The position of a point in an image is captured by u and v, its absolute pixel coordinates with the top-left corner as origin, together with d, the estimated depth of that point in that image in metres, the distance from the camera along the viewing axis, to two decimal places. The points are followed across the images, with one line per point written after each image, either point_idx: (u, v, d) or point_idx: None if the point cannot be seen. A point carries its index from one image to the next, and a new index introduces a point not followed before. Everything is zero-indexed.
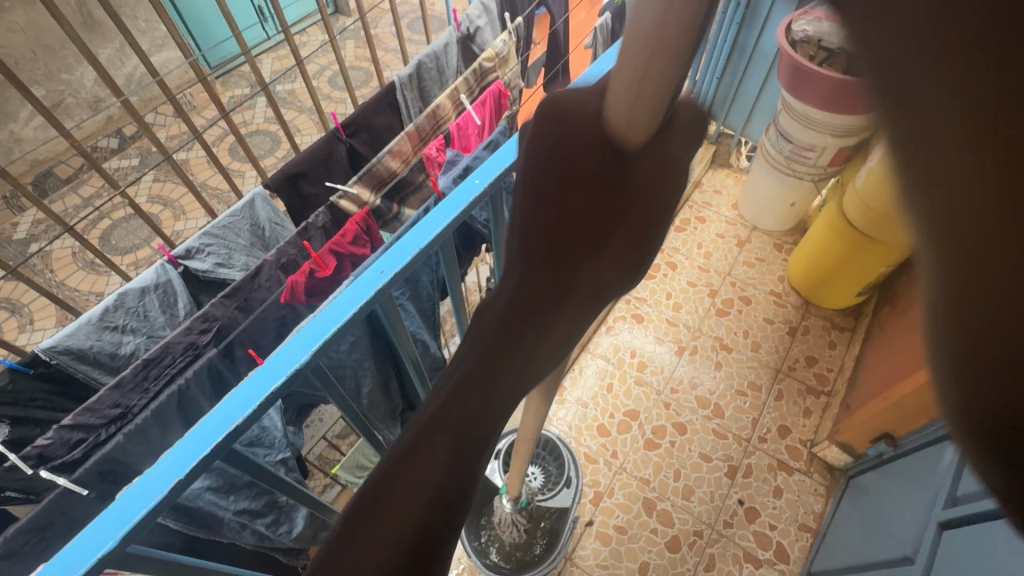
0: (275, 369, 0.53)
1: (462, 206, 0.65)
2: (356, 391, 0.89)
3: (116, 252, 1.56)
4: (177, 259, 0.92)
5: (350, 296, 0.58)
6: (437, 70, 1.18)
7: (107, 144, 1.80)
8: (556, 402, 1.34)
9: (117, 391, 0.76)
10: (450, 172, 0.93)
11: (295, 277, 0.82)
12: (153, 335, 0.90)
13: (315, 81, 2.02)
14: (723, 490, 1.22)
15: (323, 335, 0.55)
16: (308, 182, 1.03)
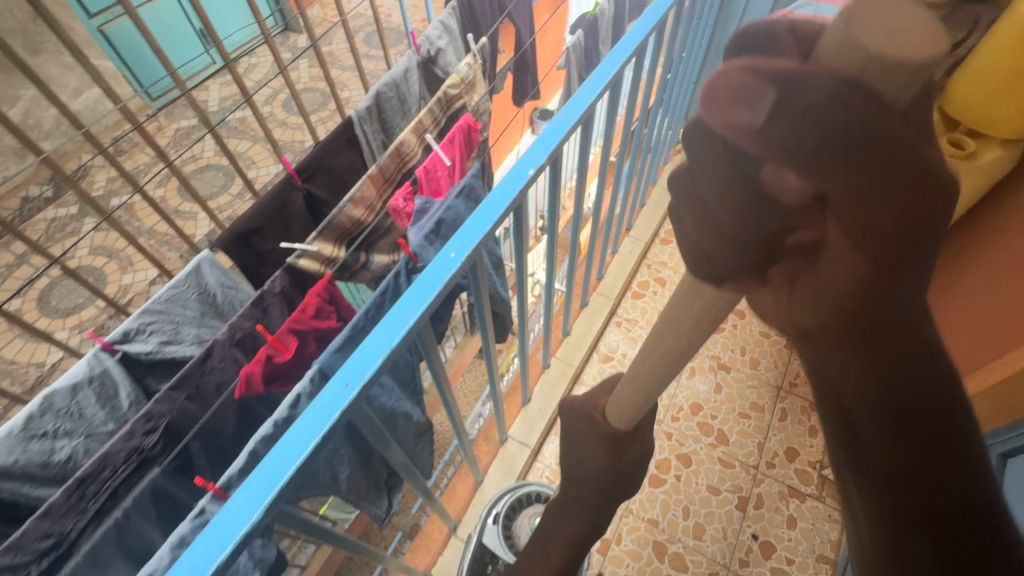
0: (224, 529, 0.46)
1: (438, 288, 0.56)
2: (333, 480, 0.79)
3: (56, 316, 1.41)
4: (113, 344, 0.81)
5: (308, 424, 0.50)
6: (399, 100, 1.08)
7: (38, 192, 1.63)
8: (551, 441, 1.27)
9: (47, 519, 0.65)
10: (421, 222, 0.83)
11: (249, 367, 0.68)
12: (92, 434, 0.80)
13: (267, 107, 1.88)
14: (735, 526, 1.16)
15: (279, 482, 0.47)
16: (262, 238, 0.92)
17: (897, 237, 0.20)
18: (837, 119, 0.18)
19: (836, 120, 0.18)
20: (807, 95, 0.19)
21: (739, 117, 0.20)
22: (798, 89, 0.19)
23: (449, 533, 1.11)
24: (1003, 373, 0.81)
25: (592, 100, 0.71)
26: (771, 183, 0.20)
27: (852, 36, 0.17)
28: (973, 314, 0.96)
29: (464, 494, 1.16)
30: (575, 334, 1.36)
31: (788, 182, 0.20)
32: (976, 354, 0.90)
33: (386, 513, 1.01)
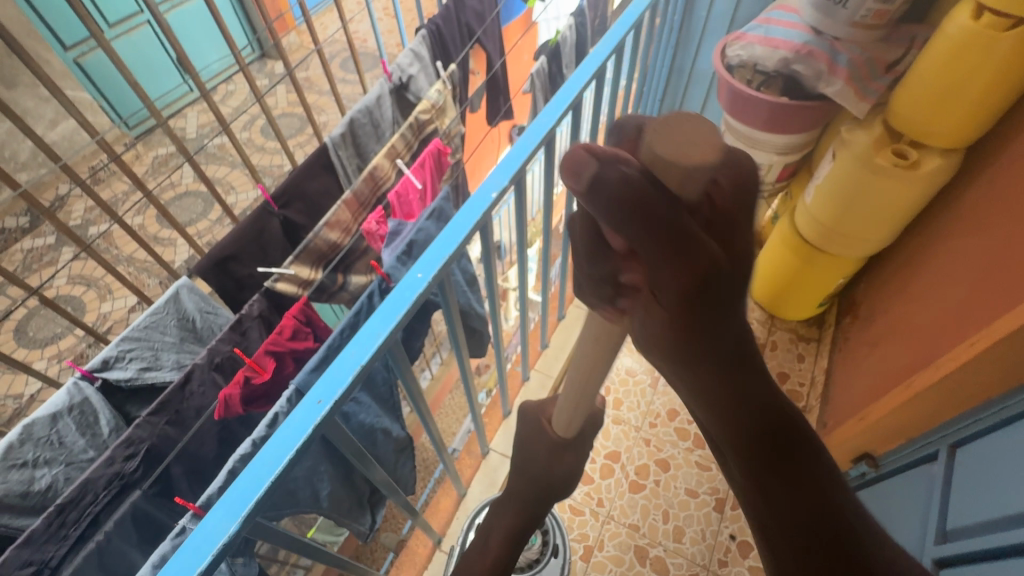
0: (203, 543, 0.48)
1: (405, 308, 0.59)
2: (314, 498, 0.80)
3: (33, 346, 1.41)
4: (93, 372, 0.82)
5: (281, 441, 0.53)
6: (372, 126, 1.12)
7: (14, 224, 1.63)
8: None
9: (28, 546, 0.67)
10: (394, 243, 0.86)
11: (227, 390, 0.70)
12: (72, 462, 0.81)
13: (245, 133, 1.91)
14: (714, 527, 1.19)
15: (253, 497, 0.50)
16: (240, 263, 0.94)
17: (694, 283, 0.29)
18: (632, 198, 0.27)
19: (632, 198, 0.27)
20: (604, 194, 0.28)
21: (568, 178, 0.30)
22: (600, 181, 0.28)
23: (433, 547, 1.12)
24: (947, 368, 0.85)
25: (550, 126, 0.75)
26: (605, 234, 0.31)
27: (651, 152, 0.28)
28: (921, 314, 1.01)
29: (447, 508, 1.17)
30: (553, 346, 1.39)
31: (615, 237, 0.30)
32: (924, 352, 0.94)
33: (369, 530, 1.02)
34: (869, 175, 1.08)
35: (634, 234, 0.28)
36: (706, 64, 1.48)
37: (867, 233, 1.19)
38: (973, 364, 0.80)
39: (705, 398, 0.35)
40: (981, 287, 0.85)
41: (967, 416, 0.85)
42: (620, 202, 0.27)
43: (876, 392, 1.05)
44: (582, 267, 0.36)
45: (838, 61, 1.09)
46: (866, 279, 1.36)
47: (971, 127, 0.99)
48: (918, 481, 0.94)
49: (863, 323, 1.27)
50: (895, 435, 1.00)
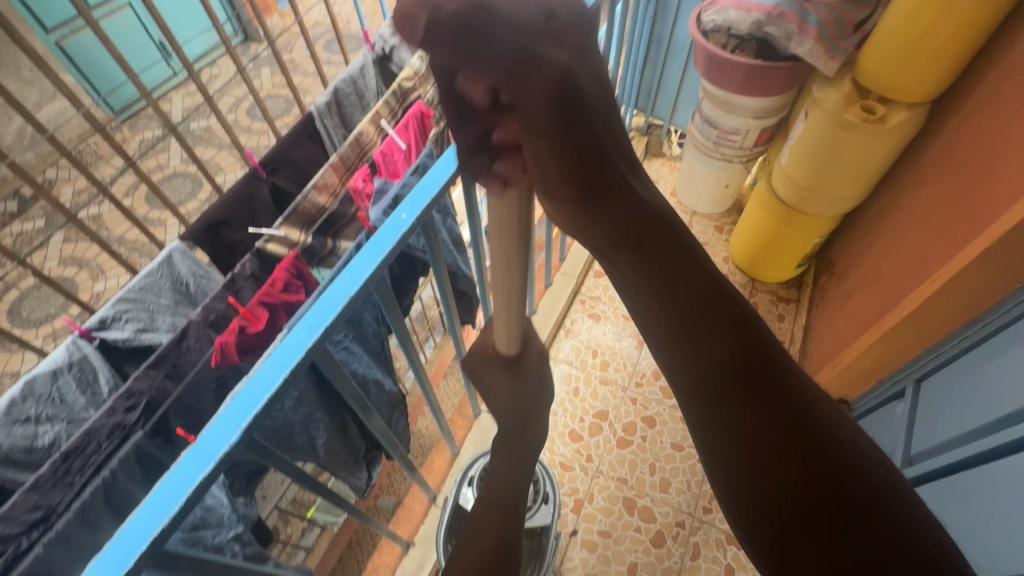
0: (202, 455, 0.51)
1: (391, 244, 0.62)
2: (311, 446, 0.83)
3: (28, 326, 1.43)
4: (91, 332, 0.85)
5: (276, 363, 0.55)
6: (357, 95, 1.14)
7: (3, 208, 1.63)
8: None
9: (35, 491, 0.70)
10: (380, 201, 0.89)
11: (223, 337, 0.73)
12: (74, 419, 0.83)
13: (232, 115, 1.92)
14: (699, 477, 1.24)
15: (250, 412, 0.52)
16: (231, 227, 0.97)
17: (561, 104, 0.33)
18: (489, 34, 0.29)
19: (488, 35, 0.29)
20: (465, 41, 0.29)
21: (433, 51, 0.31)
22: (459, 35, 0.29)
23: (429, 503, 1.16)
24: (913, 304, 0.89)
25: None
26: (463, 89, 0.32)
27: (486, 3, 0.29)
28: (891, 261, 1.05)
29: (441, 466, 1.22)
30: (542, 312, 1.42)
31: (474, 86, 0.32)
32: (893, 293, 0.98)
33: (366, 485, 1.06)
34: (839, 131, 1.12)
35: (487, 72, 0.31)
36: (684, 33, 1.51)
37: (840, 190, 1.23)
38: (937, 298, 0.84)
39: (649, 285, 0.41)
40: (947, 224, 0.89)
41: (932, 349, 0.89)
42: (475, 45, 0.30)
43: (851, 336, 1.09)
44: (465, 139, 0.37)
45: (808, 22, 1.12)
46: (841, 239, 1.40)
47: (935, 79, 1.03)
48: (890, 417, 0.99)
49: (838, 279, 1.31)
50: (868, 375, 1.04)
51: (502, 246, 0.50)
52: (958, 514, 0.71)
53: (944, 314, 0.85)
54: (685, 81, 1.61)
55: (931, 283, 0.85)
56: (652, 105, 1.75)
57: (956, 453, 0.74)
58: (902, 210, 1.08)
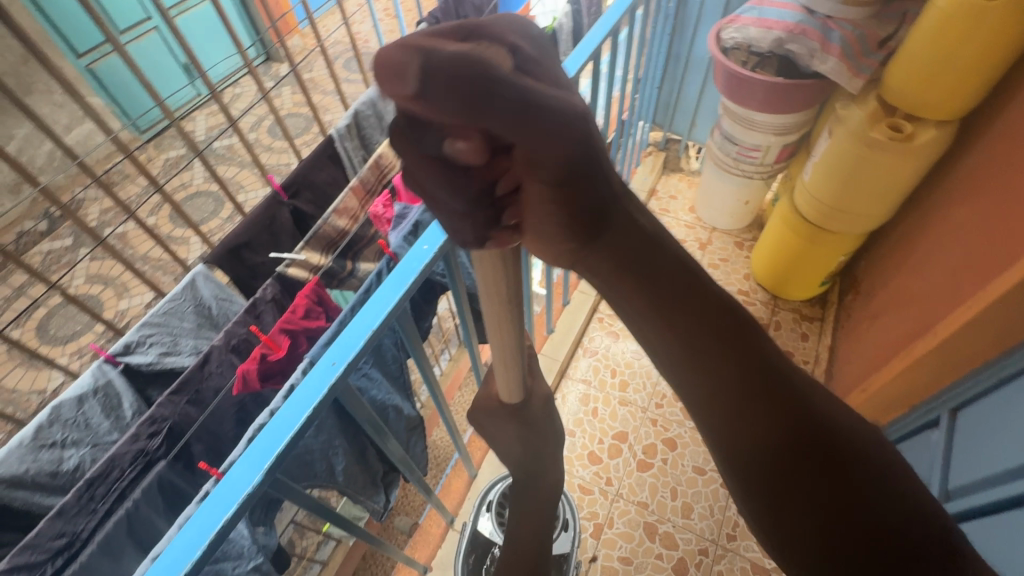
0: (225, 496, 0.51)
1: (413, 276, 0.62)
2: (330, 472, 0.83)
3: (55, 343, 1.46)
4: (115, 357, 0.86)
5: (300, 399, 0.56)
6: (377, 117, 1.14)
7: (33, 227, 1.67)
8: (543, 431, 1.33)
9: (60, 518, 0.70)
10: (400, 226, 0.89)
11: (245, 365, 0.73)
12: (98, 443, 0.84)
13: (253, 134, 1.96)
14: (721, 503, 1.21)
15: (274, 451, 0.52)
16: (253, 251, 0.98)
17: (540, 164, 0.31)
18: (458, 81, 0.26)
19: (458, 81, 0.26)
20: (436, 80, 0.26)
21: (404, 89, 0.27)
22: (429, 71, 0.26)
23: (446, 526, 1.15)
24: (946, 332, 0.86)
25: None
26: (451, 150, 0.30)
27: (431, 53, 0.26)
28: (921, 284, 1.02)
29: (458, 488, 1.20)
30: (559, 330, 1.41)
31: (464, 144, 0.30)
32: (923, 318, 0.95)
33: (383, 509, 1.05)
34: (865, 149, 1.10)
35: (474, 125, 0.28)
36: (703, 49, 1.50)
37: (866, 209, 1.20)
38: (971, 326, 0.82)
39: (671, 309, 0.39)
40: (980, 249, 0.86)
41: (966, 379, 0.86)
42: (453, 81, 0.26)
43: (880, 359, 1.06)
44: (445, 210, 0.34)
45: (831, 39, 1.10)
46: (867, 256, 1.37)
47: (965, 97, 1.00)
48: (923, 446, 0.95)
49: (864, 299, 1.28)
50: (899, 401, 1.00)
51: (493, 309, 0.51)
52: (1000, 555, 0.68)
53: (984, 342, 0.81)
54: (704, 96, 1.60)
55: (965, 310, 0.82)
56: (670, 121, 1.73)
57: (1000, 490, 0.70)
58: (932, 230, 1.05)
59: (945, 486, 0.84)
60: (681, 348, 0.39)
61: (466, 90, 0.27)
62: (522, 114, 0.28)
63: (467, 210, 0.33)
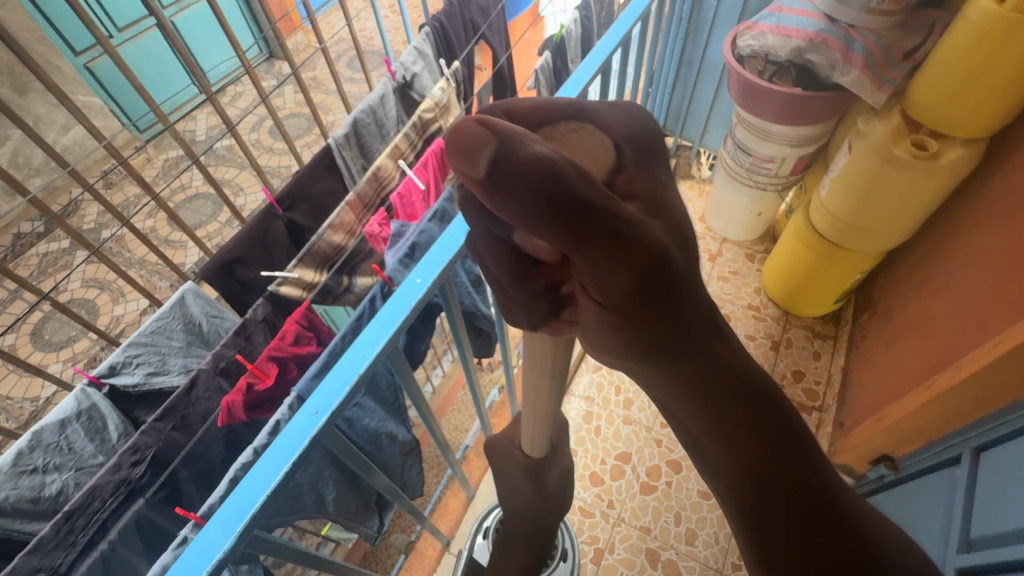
0: (196, 559, 0.48)
1: (404, 313, 0.58)
2: (319, 503, 0.80)
3: (49, 349, 1.44)
4: (101, 379, 0.83)
5: (280, 450, 0.52)
6: (376, 125, 1.10)
7: (30, 228, 1.65)
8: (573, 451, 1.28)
9: (37, 553, 0.67)
10: (397, 245, 0.85)
11: (230, 397, 0.69)
12: (82, 467, 0.81)
13: (254, 134, 1.92)
14: (727, 530, 1.17)
15: (249, 510, 0.49)
16: (245, 266, 0.95)
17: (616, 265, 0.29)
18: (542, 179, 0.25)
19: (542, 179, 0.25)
20: (511, 175, 0.26)
21: (462, 166, 0.26)
22: (505, 160, 0.25)
23: (442, 549, 1.12)
24: (969, 370, 0.81)
25: None
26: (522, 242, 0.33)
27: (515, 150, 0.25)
28: (943, 311, 0.97)
29: (456, 509, 1.17)
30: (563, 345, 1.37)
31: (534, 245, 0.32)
32: (945, 351, 0.91)
33: (377, 533, 1.02)
34: (887, 168, 1.04)
35: (543, 225, 0.27)
36: (717, 54, 1.44)
37: (886, 229, 1.15)
38: (999, 364, 0.77)
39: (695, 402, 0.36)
40: (1010, 281, 0.80)
41: (990, 420, 0.81)
42: (526, 183, 0.26)
43: (898, 389, 1.01)
44: (508, 294, 0.38)
45: (853, 50, 1.05)
46: (884, 274, 1.32)
47: (996, 115, 0.94)
48: (941, 485, 0.90)
49: (882, 320, 1.23)
50: (917, 435, 0.96)
51: None
52: None
53: (1013, 383, 0.76)
54: (717, 102, 1.54)
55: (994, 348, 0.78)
56: (681, 127, 1.68)
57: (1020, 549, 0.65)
58: (956, 254, 1.00)
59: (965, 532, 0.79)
60: (695, 421, 0.37)
61: (537, 197, 0.26)
62: (591, 226, 0.27)
63: (529, 298, 0.36)
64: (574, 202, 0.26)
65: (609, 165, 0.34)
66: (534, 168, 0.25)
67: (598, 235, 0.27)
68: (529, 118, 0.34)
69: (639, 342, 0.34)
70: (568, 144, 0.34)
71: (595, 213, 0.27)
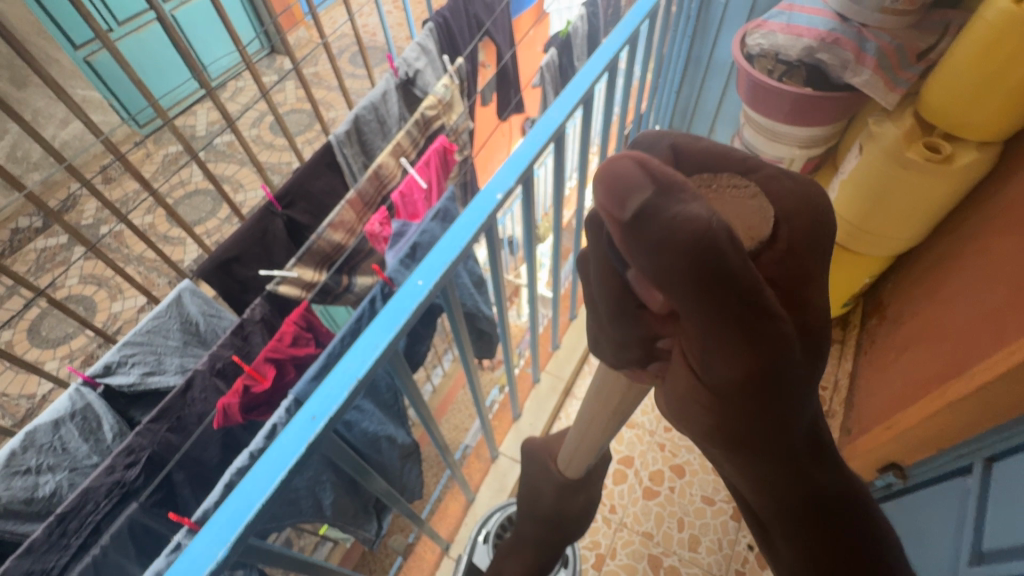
0: (187, 569, 0.46)
1: (405, 317, 0.56)
2: (317, 507, 0.78)
3: (46, 346, 1.42)
4: (95, 378, 0.81)
5: (275, 458, 0.51)
6: (378, 122, 1.08)
7: (28, 223, 1.64)
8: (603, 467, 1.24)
9: (29, 557, 0.65)
10: (398, 245, 0.84)
11: (226, 399, 0.68)
12: (76, 468, 0.80)
13: (255, 130, 1.91)
14: (731, 536, 1.15)
15: (243, 519, 0.48)
16: (243, 265, 0.93)
17: (735, 354, 0.28)
18: (690, 247, 0.24)
19: (690, 248, 0.24)
20: (660, 230, 0.24)
21: (608, 199, 0.25)
22: (655, 215, 0.24)
23: (441, 553, 1.10)
24: (983, 378, 0.79)
25: (560, 122, 0.71)
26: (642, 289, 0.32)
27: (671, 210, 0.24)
28: (955, 318, 0.95)
29: (456, 512, 1.16)
30: (565, 347, 1.35)
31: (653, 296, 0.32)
32: (957, 358, 0.89)
33: (375, 537, 1.00)
34: (899, 170, 1.02)
35: (674, 288, 0.26)
36: (725, 53, 1.42)
37: (897, 233, 1.13)
38: (1011, 374, 0.75)
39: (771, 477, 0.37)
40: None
41: (1001, 429, 0.79)
42: (668, 244, 0.24)
43: (908, 397, 0.99)
44: (608, 328, 0.38)
45: (866, 50, 1.03)
46: (893, 278, 1.30)
47: (1011, 118, 0.93)
48: (951, 494, 0.89)
49: (891, 325, 1.21)
50: (926, 444, 0.94)
51: None
52: None
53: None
54: (724, 102, 1.52)
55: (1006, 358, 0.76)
56: (687, 125, 1.65)
57: None
58: (969, 259, 0.98)
59: (977, 545, 0.77)
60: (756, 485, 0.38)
61: (681, 262, 0.25)
62: (725, 302, 0.25)
63: (623, 335, 0.37)
64: (720, 280, 0.25)
65: (765, 237, 0.30)
66: (688, 233, 0.24)
67: (730, 310, 0.26)
68: (698, 162, 0.34)
69: (728, 429, 0.33)
70: (727, 202, 0.31)
71: (740, 294, 0.25)
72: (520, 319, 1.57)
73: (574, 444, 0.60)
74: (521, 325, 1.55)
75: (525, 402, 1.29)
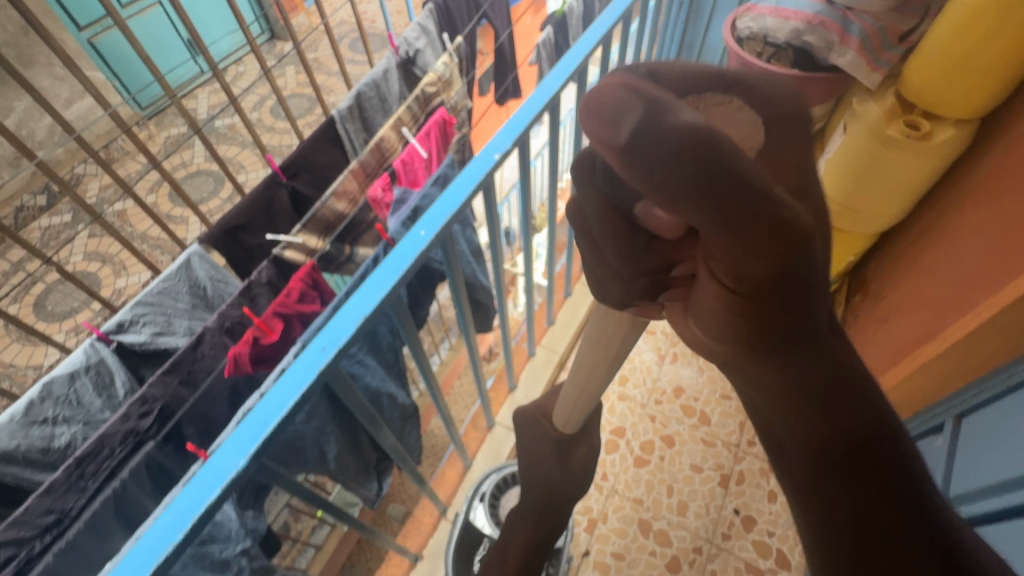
0: (208, 479, 0.49)
1: (408, 263, 0.60)
2: (321, 459, 0.82)
3: (52, 320, 1.45)
4: (108, 335, 0.84)
5: (288, 384, 0.54)
6: (379, 99, 1.12)
7: (33, 202, 1.67)
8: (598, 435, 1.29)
9: (49, 496, 0.69)
10: (399, 211, 0.87)
11: (237, 348, 0.71)
12: (90, 421, 0.84)
13: (255, 114, 1.94)
14: (718, 502, 1.19)
15: (260, 436, 0.51)
16: (249, 233, 0.96)
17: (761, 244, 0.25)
18: (674, 147, 0.23)
19: (674, 147, 0.23)
20: (653, 133, 0.23)
21: (601, 123, 0.25)
22: (650, 117, 0.23)
23: (438, 516, 1.14)
24: (957, 335, 0.83)
25: (556, 89, 0.74)
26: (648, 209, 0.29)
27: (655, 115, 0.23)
28: (930, 288, 1.00)
29: (453, 478, 1.20)
30: (560, 323, 1.39)
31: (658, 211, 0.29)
32: (933, 320, 0.93)
33: (376, 497, 1.04)
34: (882, 147, 1.07)
35: (684, 193, 0.24)
36: (717, 39, 1.46)
37: (880, 210, 1.17)
38: (977, 334, 0.80)
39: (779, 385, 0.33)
40: (992, 253, 0.83)
41: (971, 386, 0.84)
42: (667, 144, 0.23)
43: (888, 362, 1.05)
44: (609, 263, 0.36)
45: (850, 31, 1.06)
46: (876, 258, 1.35)
47: (987, 95, 0.97)
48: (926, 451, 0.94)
49: (873, 301, 1.26)
50: (905, 405, 0.99)
51: None
52: None
53: (993, 351, 0.79)
54: None
55: (970, 320, 0.81)
56: None
57: (1003, 500, 0.67)
58: (946, 232, 1.02)
59: (947, 492, 0.82)
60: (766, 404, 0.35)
61: (676, 154, 0.23)
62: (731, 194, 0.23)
63: (629, 276, 0.35)
64: (729, 180, 0.23)
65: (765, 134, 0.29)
66: (681, 134, 0.23)
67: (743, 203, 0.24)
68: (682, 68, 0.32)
69: (744, 330, 0.31)
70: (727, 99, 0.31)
71: (743, 189, 0.23)
72: (517, 311, 1.61)
73: (569, 398, 0.63)
74: (519, 316, 1.59)
75: (520, 374, 1.33)
